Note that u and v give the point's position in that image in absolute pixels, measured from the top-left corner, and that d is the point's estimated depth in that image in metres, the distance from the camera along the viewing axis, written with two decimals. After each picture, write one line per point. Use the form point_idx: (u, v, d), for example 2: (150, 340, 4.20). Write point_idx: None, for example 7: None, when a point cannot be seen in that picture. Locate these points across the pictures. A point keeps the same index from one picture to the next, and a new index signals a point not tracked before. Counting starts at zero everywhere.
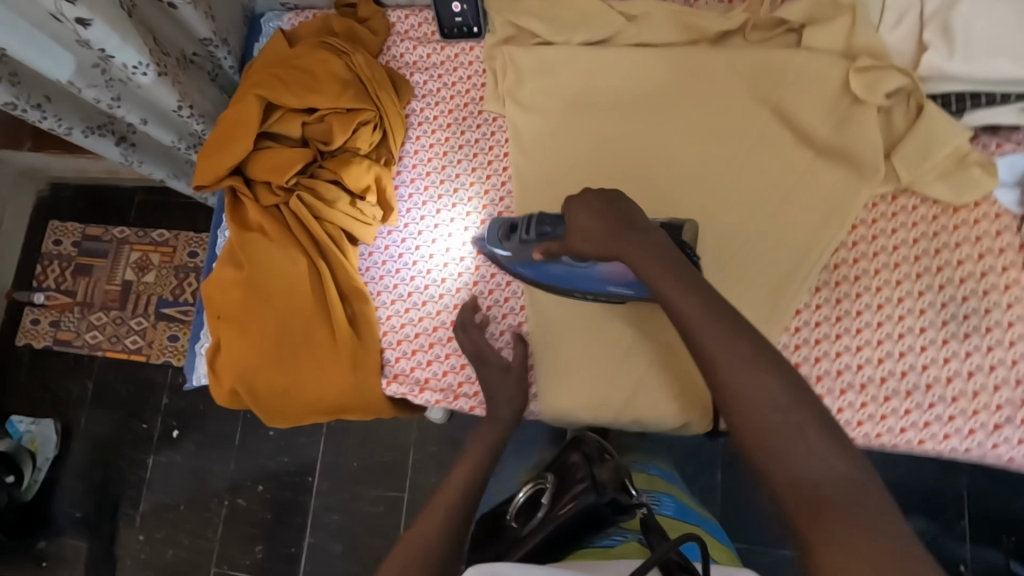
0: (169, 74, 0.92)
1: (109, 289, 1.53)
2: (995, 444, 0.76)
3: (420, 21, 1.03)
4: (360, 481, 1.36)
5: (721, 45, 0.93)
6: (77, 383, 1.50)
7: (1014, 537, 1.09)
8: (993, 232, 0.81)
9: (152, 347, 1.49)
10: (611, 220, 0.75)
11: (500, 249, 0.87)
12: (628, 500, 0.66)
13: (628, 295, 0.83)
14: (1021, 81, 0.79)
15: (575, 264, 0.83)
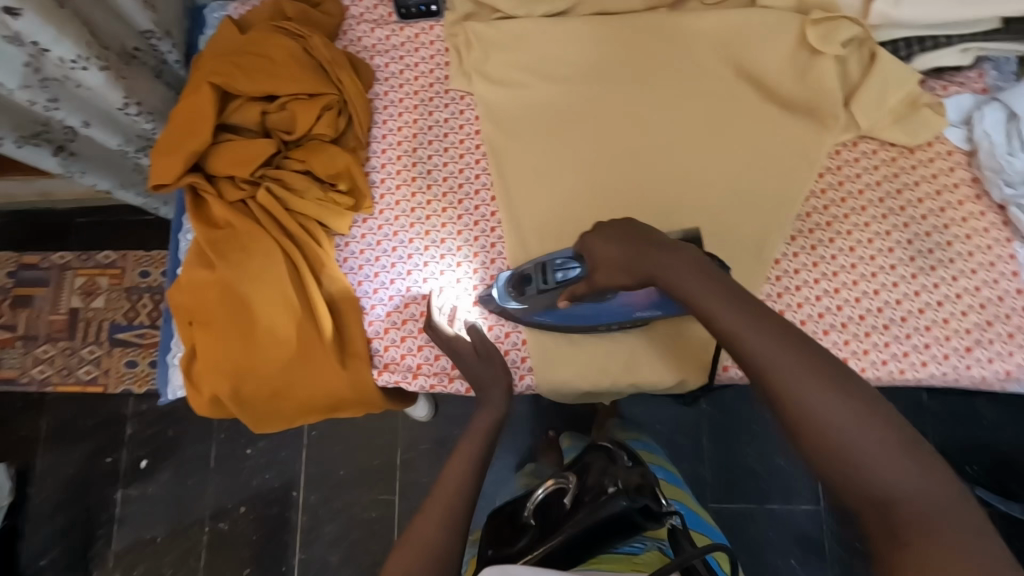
0: (112, 69, 0.87)
1: (55, 319, 1.48)
2: (969, 365, 0.80)
3: (375, 3, 1.01)
4: (351, 488, 1.36)
5: (679, 9, 0.94)
6: (28, 422, 1.44)
7: (974, 466, 1.24)
8: (948, 169, 0.85)
9: (108, 376, 1.44)
10: (634, 244, 0.73)
11: (513, 302, 0.86)
12: (659, 508, 0.70)
13: (656, 315, 0.83)
14: (961, 23, 0.83)
15: (599, 299, 0.82)
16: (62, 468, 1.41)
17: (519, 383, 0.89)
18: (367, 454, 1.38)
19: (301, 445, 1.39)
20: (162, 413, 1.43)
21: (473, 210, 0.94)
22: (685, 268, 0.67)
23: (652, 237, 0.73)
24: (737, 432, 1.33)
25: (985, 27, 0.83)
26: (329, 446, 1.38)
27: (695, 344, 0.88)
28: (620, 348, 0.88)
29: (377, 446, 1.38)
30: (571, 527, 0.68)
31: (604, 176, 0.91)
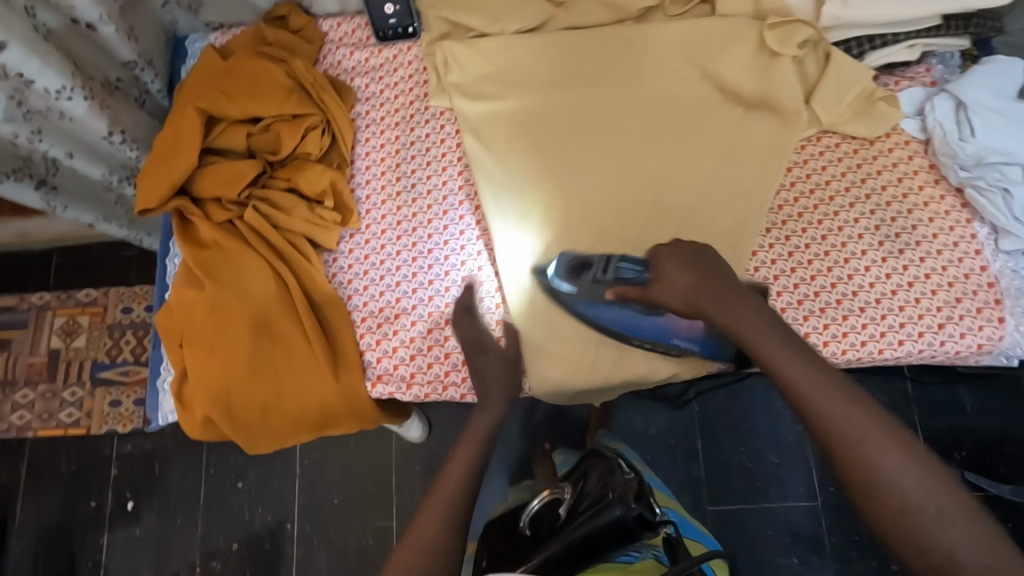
0: (96, 98, 0.89)
1: (33, 362, 1.46)
2: (943, 341, 0.83)
3: (354, 28, 1.04)
4: (346, 515, 1.34)
5: (645, 21, 0.99)
6: (8, 469, 1.41)
7: (964, 452, 1.29)
8: (907, 157, 0.90)
9: (91, 418, 1.42)
10: (700, 272, 0.81)
11: (563, 284, 0.89)
12: (653, 517, 0.71)
13: (691, 350, 0.87)
14: (906, 22, 0.89)
15: (644, 312, 0.87)
16: (46, 514, 1.38)
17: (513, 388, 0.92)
18: (361, 478, 1.36)
19: (294, 473, 1.37)
20: (147, 452, 1.40)
21: (458, 220, 0.96)
22: (750, 306, 0.78)
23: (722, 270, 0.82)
24: (729, 431, 1.35)
25: (927, 24, 0.89)
26: (322, 472, 1.37)
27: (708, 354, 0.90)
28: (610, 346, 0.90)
29: (372, 469, 1.36)
30: (565, 536, 0.69)
31: (584, 181, 0.94)
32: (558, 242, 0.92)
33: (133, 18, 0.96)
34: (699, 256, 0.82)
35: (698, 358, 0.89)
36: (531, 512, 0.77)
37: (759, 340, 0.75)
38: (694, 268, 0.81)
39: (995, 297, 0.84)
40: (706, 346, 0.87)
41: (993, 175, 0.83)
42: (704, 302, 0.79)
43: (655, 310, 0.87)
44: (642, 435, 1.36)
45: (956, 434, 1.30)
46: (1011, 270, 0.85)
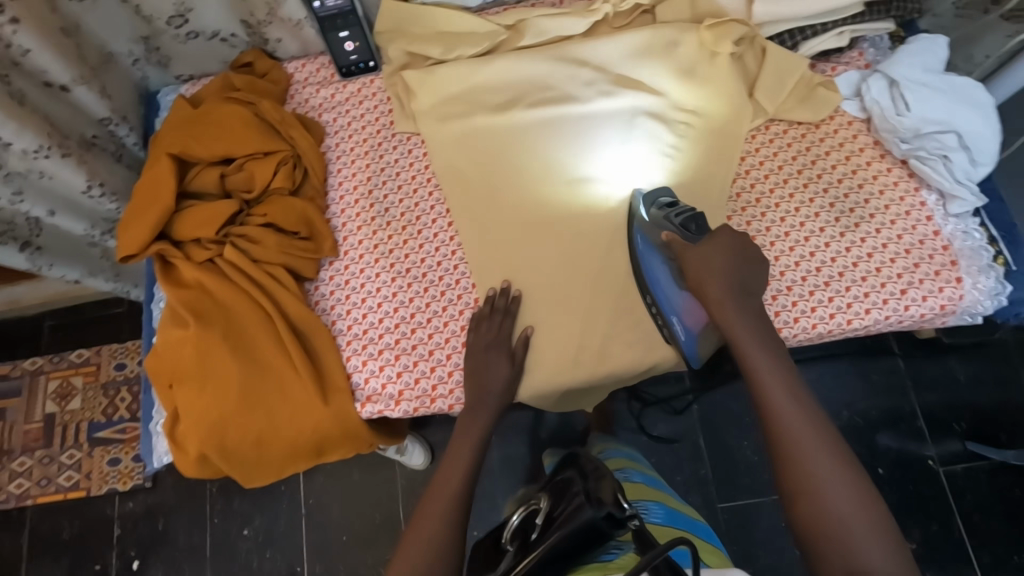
0: (73, 155, 0.93)
1: (29, 429, 1.46)
2: (907, 306, 0.86)
3: (317, 67, 1.09)
4: (357, 551, 1.33)
5: (592, 35, 1.05)
6: (10, 541, 1.39)
7: (962, 422, 1.31)
8: (851, 136, 0.95)
9: (91, 479, 1.42)
10: (732, 272, 0.84)
11: (642, 209, 0.93)
12: (623, 513, 0.73)
13: (678, 337, 0.89)
14: (831, 12, 0.95)
15: (673, 278, 0.90)
16: None
17: None
18: (368, 510, 1.36)
19: (299, 513, 1.36)
20: (149, 508, 1.40)
21: (433, 237, 1.00)
22: (747, 319, 0.83)
23: (749, 274, 0.84)
24: (729, 424, 1.37)
25: (852, 11, 0.95)
26: (328, 509, 1.36)
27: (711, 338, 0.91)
28: (590, 345, 0.92)
29: (378, 500, 1.36)
30: (542, 544, 0.72)
31: (551, 190, 0.99)
32: (529, 249, 0.96)
33: (105, 77, 1.00)
34: (739, 252, 0.85)
35: (680, 352, 0.90)
36: (512, 524, 0.79)
37: (750, 350, 0.80)
38: (724, 263, 0.84)
39: (950, 259, 0.87)
40: (690, 347, 0.90)
41: (932, 144, 0.88)
42: (721, 300, 0.83)
43: (683, 282, 0.90)
44: (643, 438, 1.37)
45: (950, 406, 1.32)
46: (962, 231, 0.88)
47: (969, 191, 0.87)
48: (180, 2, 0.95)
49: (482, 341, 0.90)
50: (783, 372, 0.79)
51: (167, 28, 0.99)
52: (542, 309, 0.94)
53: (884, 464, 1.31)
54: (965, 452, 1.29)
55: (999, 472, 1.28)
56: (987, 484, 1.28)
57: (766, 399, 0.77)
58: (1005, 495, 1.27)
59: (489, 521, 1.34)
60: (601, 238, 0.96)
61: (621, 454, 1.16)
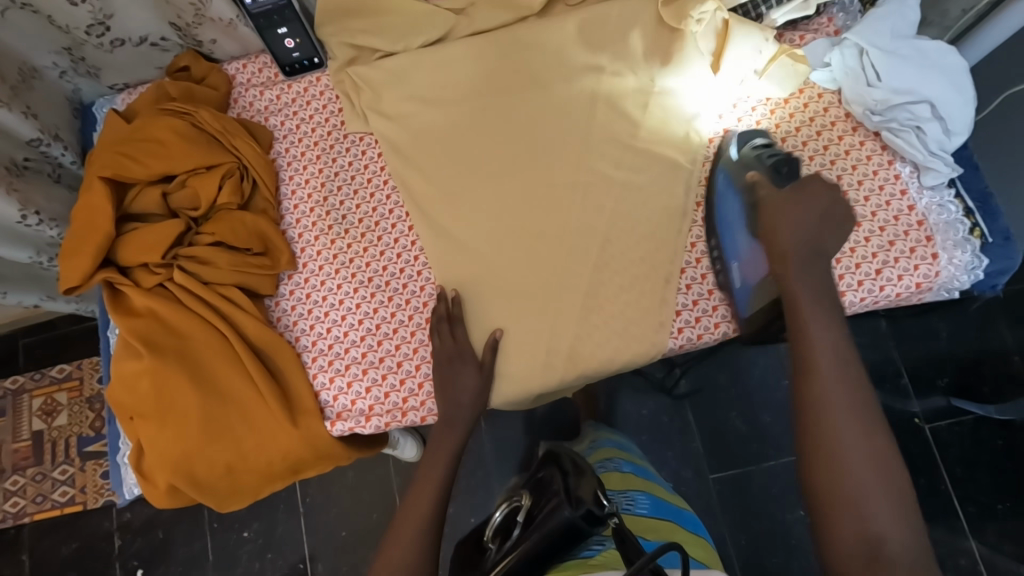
0: (1, 184, 0.87)
1: (18, 448, 1.43)
2: (882, 286, 0.84)
3: (260, 67, 1.03)
4: (357, 546, 1.33)
5: (547, 14, 0.99)
6: (11, 560, 1.38)
7: (946, 379, 1.31)
8: (822, 110, 0.91)
9: (86, 492, 1.40)
10: (806, 228, 0.81)
11: (733, 148, 0.90)
12: (601, 511, 0.73)
13: (733, 283, 0.86)
14: None
15: (744, 223, 0.87)
16: None
17: None
18: (364, 506, 1.35)
19: (297, 514, 1.36)
20: (147, 518, 1.39)
21: (394, 243, 0.96)
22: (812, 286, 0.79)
23: (814, 249, 0.80)
24: (718, 398, 1.36)
25: None
26: (325, 508, 1.36)
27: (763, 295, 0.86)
28: (559, 343, 0.90)
29: (372, 498, 1.36)
30: (523, 545, 0.72)
31: (514, 185, 0.94)
32: (493, 249, 0.93)
33: (29, 95, 0.93)
34: (821, 211, 0.81)
35: (732, 300, 0.87)
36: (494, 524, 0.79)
37: (809, 316, 0.78)
38: (798, 222, 0.81)
39: (925, 235, 0.84)
40: (742, 298, 0.86)
41: (903, 116, 0.84)
42: (791, 257, 0.80)
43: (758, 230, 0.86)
44: (633, 416, 1.36)
45: (934, 363, 1.32)
46: (937, 205, 0.85)
47: (943, 162, 0.84)
48: (97, 9, 0.88)
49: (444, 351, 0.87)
50: (837, 353, 0.76)
51: (88, 38, 0.92)
52: (510, 312, 0.91)
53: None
54: (949, 408, 1.30)
55: (984, 425, 1.28)
56: (971, 438, 1.28)
57: (810, 377, 0.75)
58: (989, 447, 1.28)
59: (485, 508, 1.34)
60: (569, 231, 0.92)
61: (612, 442, 1.14)
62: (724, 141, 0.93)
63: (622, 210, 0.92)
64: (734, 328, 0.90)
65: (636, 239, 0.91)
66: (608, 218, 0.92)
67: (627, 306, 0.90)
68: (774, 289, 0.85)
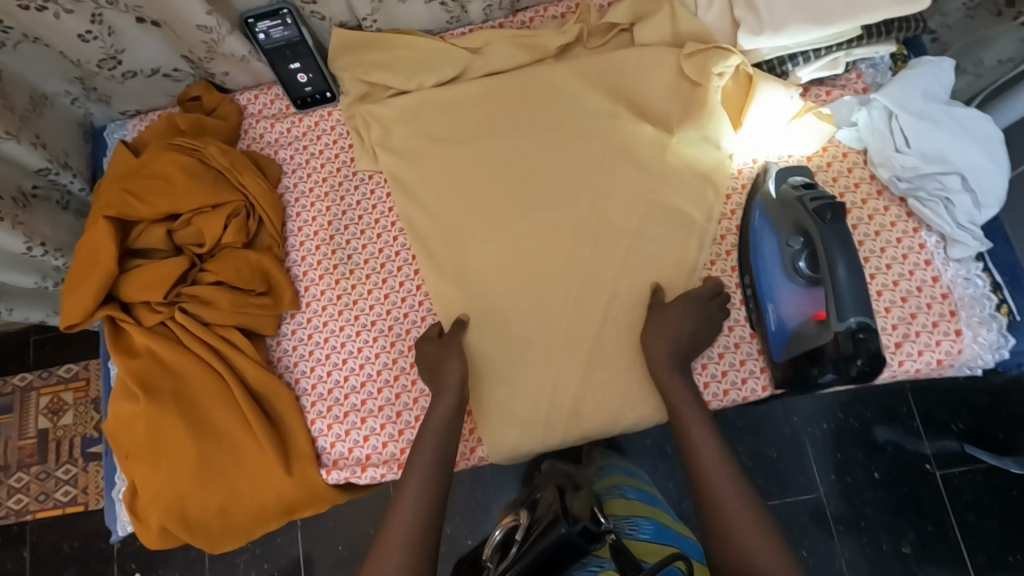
0: (7, 218, 0.86)
1: (23, 445, 1.42)
2: (901, 361, 0.81)
3: (271, 98, 1.01)
4: (353, 561, 1.31)
5: (565, 57, 0.96)
6: (13, 557, 1.37)
7: (961, 423, 1.26)
8: (846, 169, 0.87)
9: (88, 493, 1.39)
10: (689, 340, 0.82)
11: (771, 184, 0.84)
12: (598, 529, 0.71)
13: (768, 326, 0.80)
14: (814, 40, 0.84)
15: (781, 265, 0.80)
16: None
17: (472, 457, 0.90)
18: (362, 522, 1.32)
19: (294, 527, 1.34)
20: None
21: (399, 287, 0.94)
22: (691, 391, 0.82)
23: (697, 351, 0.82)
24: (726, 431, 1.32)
25: (850, 36, 0.84)
26: (323, 521, 1.33)
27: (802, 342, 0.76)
28: (558, 391, 0.87)
29: (368, 516, 1.32)
30: (518, 563, 0.70)
31: (522, 229, 0.92)
32: (498, 295, 0.91)
33: (38, 123, 0.92)
34: (690, 328, 0.82)
35: (769, 348, 0.80)
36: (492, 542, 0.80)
37: (698, 429, 0.79)
38: (677, 330, 0.81)
39: (949, 309, 0.81)
40: (777, 344, 0.79)
41: (933, 185, 0.81)
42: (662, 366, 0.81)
43: (798, 274, 0.78)
44: (636, 444, 1.32)
45: (949, 406, 1.27)
46: (964, 277, 0.82)
47: (973, 236, 0.81)
48: (109, 44, 0.87)
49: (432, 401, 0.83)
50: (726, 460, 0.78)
51: (99, 71, 0.91)
52: (514, 359, 0.89)
53: (880, 468, 1.26)
54: (963, 455, 1.25)
55: (998, 474, 1.24)
56: (984, 485, 1.24)
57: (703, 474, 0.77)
58: (1002, 495, 1.23)
59: (483, 529, 1.30)
60: (580, 281, 0.90)
61: (620, 470, 1.10)
62: (764, 173, 0.87)
63: (634, 261, 0.89)
64: (766, 385, 0.83)
65: (648, 290, 0.88)
66: (617, 269, 0.89)
67: (635, 355, 0.88)
68: (810, 342, 0.75)
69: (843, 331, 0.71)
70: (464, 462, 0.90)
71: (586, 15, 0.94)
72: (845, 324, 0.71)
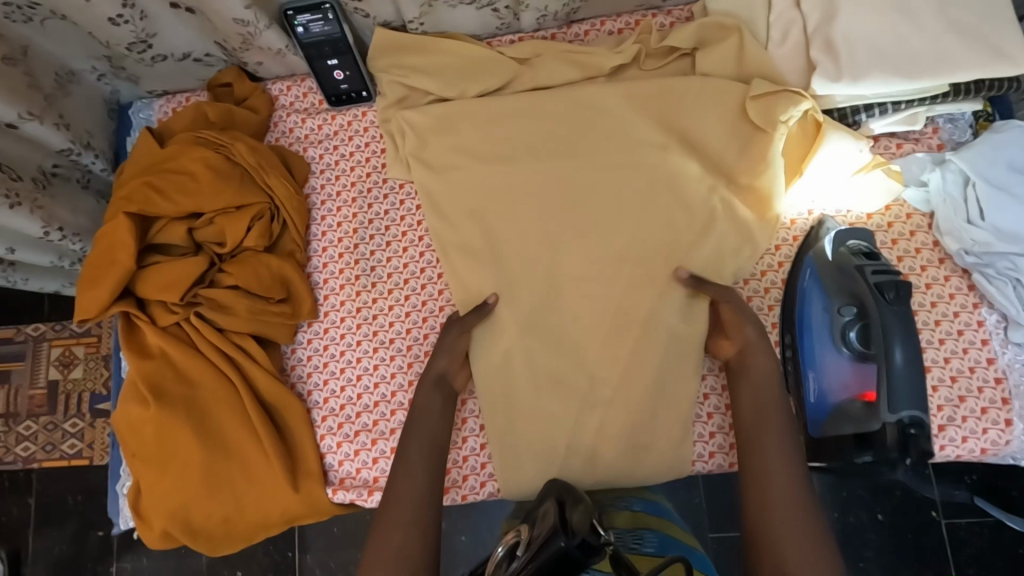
0: (25, 201, 0.83)
1: (34, 394, 1.34)
2: (942, 445, 0.76)
3: (304, 91, 0.96)
4: (346, 547, 1.24)
5: (618, 79, 0.90)
6: (17, 503, 1.31)
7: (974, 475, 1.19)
8: (908, 232, 0.81)
9: (93, 448, 1.31)
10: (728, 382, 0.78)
11: (827, 244, 0.79)
12: (597, 540, 0.65)
13: (806, 396, 0.78)
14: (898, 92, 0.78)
15: (829, 334, 0.77)
16: (56, 547, 1.29)
17: (482, 491, 0.87)
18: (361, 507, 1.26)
19: None
20: None
21: (421, 305, 0.90)
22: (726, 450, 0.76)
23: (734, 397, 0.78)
24: None
25: (935, 92, 0.78)
26: None
27: (847, 421, 0.74)
28: (577, 430, 0.84)
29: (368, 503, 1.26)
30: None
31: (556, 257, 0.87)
32: (522, 326, 0.86)
33: (63, 101, 0.88)
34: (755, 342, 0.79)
35: (805, 420, 0.78)
36: (493, 558, 0.67)
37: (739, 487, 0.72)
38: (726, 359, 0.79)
39: (1002, 396, 0.76)
40: (816, 416, 0.77)
41: (1004, 264, 0.76)
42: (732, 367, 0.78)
43: (850, 348, 0.75)
44: None
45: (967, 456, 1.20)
46: (1021, 363, 0.77)
47: None
48: (140, 28, 0.83)
49: (424, 425, 0.80)
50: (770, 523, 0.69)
51: (129, 54, 0.87)
52: (534, 396, 0.85)
53: (885, 510, 1.20)
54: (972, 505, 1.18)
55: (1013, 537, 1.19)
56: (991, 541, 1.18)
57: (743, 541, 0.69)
58: (1009, 553, 1.17)
59: (482, 534, 1.23)
60: (612, 322, 0.85)
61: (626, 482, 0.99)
62: (818, 230, 0.82)
63: (673, 302, 0.84)
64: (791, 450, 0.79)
65: (681, 336, 0.84)
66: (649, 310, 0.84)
67: (659, 402, 0.84)
68: (856, 425, 0.73)
69: (893, 423, 0.69)
70: (473, 495, 0.87)
71: (646, 36, 0.88)
72: (895, 417, 0.69)
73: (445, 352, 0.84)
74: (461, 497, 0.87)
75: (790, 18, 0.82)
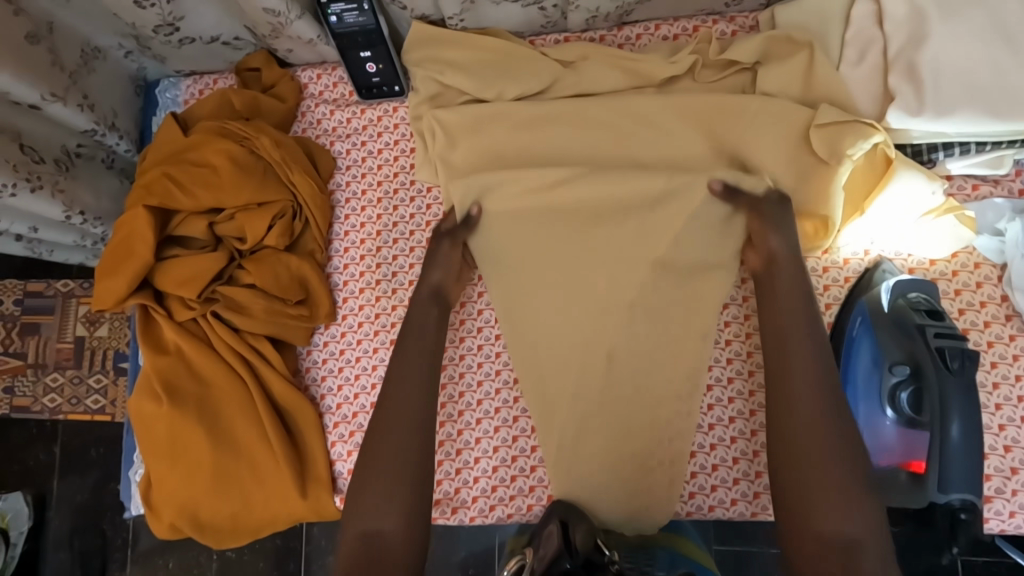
0: (47, 185, 0.82)
1: (62, 347, 1.29)
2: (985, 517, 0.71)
3: (335, 81, 0.92)
4: None
5: (668, 91, 0.82)
6: (43, 450, 1.29)
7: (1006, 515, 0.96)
8: (973, 283, 0.75)
9: (116, 406, 1.28)
10: None
11: (882, 294, 0.73)
12: (601, 558, 0.67)
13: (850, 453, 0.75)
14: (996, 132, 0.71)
15: (878, 394, 0.73)
16: (80, 494, 1.27)
17: (490, 515, 0.82)
18: None
19: None
20: None
21: None
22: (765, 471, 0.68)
23: None
24: None
25: None
26: None
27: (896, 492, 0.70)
28: (597, 465, 0.78)
29: None
30: None
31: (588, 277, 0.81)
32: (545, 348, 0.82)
33: (89, 79, 0.86)
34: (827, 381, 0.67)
35: None
36: None
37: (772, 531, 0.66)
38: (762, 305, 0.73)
39: None
40: None
41: None
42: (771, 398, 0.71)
43: (901, 415, 0.70)
44: None
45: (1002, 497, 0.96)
46: None
47: None
48: (166, 11, 0.79)
49: None
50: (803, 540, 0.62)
51: (155, 36, 0.83)
52: None
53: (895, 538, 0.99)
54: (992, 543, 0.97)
55: None
56: None
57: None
58: None
59: None
60: (640, 355, 0.79)
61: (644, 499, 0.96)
62: (875, 274, 0.75)
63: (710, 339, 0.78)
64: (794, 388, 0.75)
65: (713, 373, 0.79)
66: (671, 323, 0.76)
67: (688, 440, 0.78)
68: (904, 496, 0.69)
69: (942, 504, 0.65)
70: (481, 518, 0.82)
71: (705, 46, 0.81)
72: (944, 498, 0.65)
73: (438, 267, 0.80)
74: (469, 519, 0.82)
75: (868, 38, 0.75)
